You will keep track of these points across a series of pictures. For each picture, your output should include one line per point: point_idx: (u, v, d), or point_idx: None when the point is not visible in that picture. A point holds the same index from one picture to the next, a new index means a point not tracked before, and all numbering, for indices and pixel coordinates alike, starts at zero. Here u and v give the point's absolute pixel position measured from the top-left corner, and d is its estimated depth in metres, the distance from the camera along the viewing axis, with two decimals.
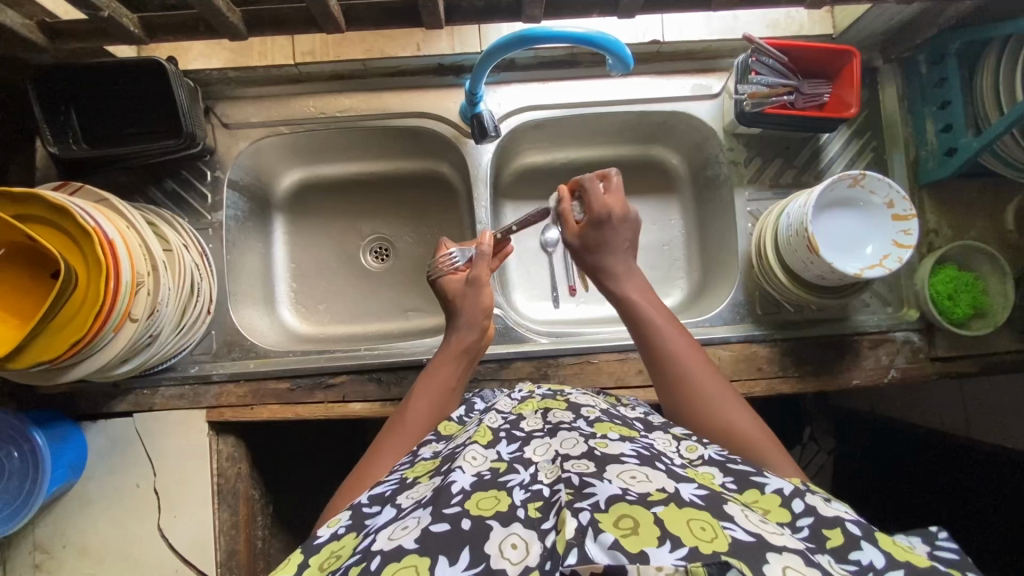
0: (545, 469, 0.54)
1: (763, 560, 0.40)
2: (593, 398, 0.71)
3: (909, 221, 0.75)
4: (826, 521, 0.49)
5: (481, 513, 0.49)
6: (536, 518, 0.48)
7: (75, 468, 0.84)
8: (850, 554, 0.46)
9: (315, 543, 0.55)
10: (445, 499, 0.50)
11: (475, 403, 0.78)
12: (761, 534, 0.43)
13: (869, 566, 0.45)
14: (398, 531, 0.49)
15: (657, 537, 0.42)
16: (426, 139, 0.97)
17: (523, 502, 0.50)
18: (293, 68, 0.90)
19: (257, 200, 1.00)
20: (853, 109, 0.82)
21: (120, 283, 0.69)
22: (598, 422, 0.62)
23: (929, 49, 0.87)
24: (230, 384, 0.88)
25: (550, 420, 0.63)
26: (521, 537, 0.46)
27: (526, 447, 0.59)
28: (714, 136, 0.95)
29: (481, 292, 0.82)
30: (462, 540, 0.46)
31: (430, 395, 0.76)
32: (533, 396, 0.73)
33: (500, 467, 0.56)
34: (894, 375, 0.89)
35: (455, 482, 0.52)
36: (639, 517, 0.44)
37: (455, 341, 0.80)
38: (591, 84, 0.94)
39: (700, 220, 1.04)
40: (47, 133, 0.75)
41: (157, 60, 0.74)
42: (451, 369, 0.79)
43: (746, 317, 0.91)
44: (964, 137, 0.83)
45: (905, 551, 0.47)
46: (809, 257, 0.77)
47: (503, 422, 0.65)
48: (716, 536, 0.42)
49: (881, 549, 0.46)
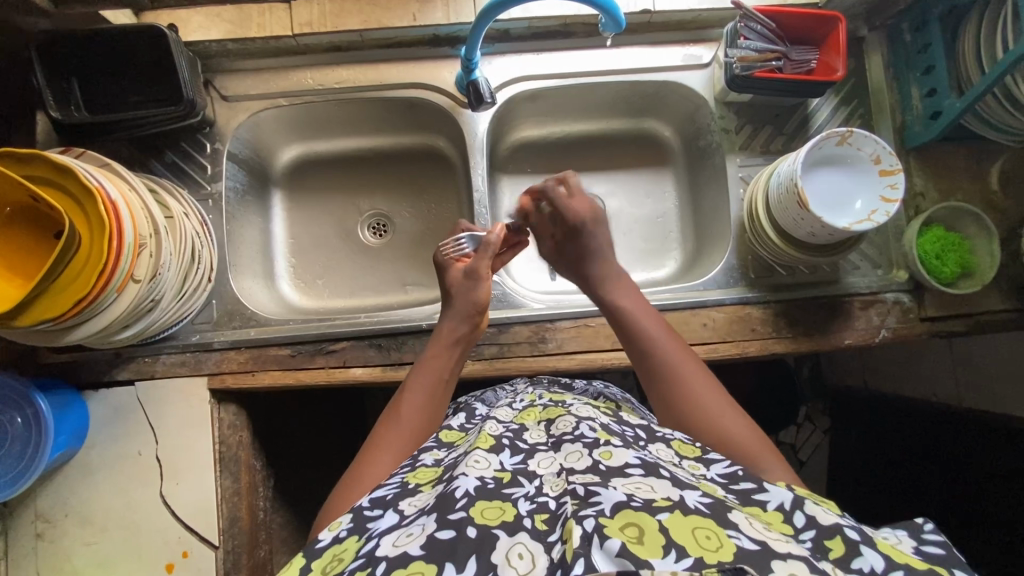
0: (551, 481, 0.55)
1: (768, 568, 0.41)
2: (595, 410, 0.71)
3: (896, 175, 0.77)
4: (825, 531, 0.49)
5: (486, 522, 0.50)
6: (543, 530, 0.49)
7: (77, 436, 0.84)
8: (851, 562, 0.46)
9: (317, 547, 0.54)
10: (450, 505, 0.51)
11: (475, 410, 0.80)
12: (766, 543, 0.44)
13: (871, 573, 0.45)
14: (402, 538, 0.50)
15: (662, 546, 0.43)
16: (423, 112, 0.99)
17: (529, 513, 0.51)
18: (291, 40, 0.91)
19: (255, 174, 1.01)
20: (840, 73, 0.84)
21: (123, 243, 0.69)
22: (601, 428, 0.64)
23: (912, 17, 0.90)
24: (232, 351, 0.89)
25: (554, 432, 0.65)
26: (527, 547, 0.47)
27: (531, 460, 0.61)
28: (705, 105, 0.97)
29: (478, 285, 0.82)
30: (469, 548, 0.47)
31: (420, 391, 0.74)
32: (534, 405, 0.75)
33: (503, 477, 0.57)
34: (885, 336, 0.91)
35: (460, 487, 0.54)
36: (645, 525, 0.45)
37: (446, 330, 0.80)
38: (584, 55, 0.95)
39: (693, 192, 1.06)
40: (49, 98, 0.76)
41: (157, 26, 0.75)
42: (445, 361, 0.78)
43: (740, 281, 0.93)
44: (947, 99, 0.86)
45: (902, 554, 0.49)
46: (799, 214, 0.79)
47: (505, 431, 0.67)
48: (722, 545, 0.43)
49: (881, 554, 0.47)
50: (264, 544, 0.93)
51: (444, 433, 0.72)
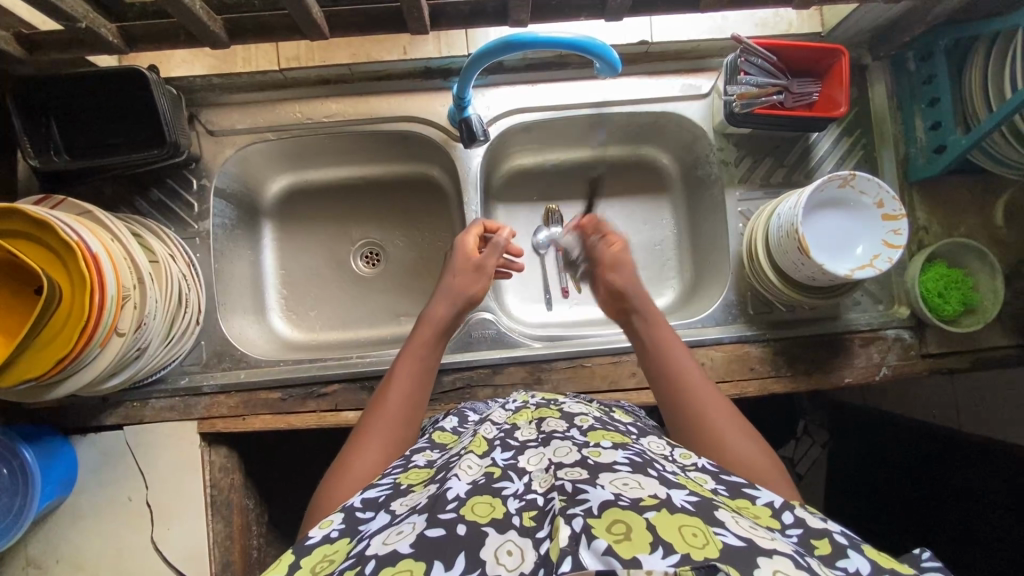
0: (540, 477, 0.53)
1: (753, 563, 0.40)
2: (586, 406, 0.71)
3: (898, 221, 0.76)
4: (813, 531, 0.49)
5: (477, 519, 0.48)
6: (531, 526, 0.47)
7: (66, 484, 0.83)
8: (837, 560, 0.46)
9: (307, 544, 0.51)
10: (441, 505, 0.49)
11: (468, 415, 0.76)
12: (751, 538, 0.43)
13: (855, 573, 0.45)
14: (393, 536, 0.47)
15: (649, 543, 0.41)
16: (415, 144, 0.97)
17: (517, 511, 0.49)
18: (278, 74, 0.89)
19: (244, 207, 0.98)
20: (842, 108, 0.82)
21: (105, 297, 0.68)
22: (591, 430, 0.61)
23: (918, 47, 0.87)
24: (222, 395, 0.88)
25: (544, 429, 0.63)
26: (516, 544, 0.45)
27: (520, 456, 0.57)
28: (704, 136, 0.95)
29: (481, 279, 0.82)
30: (458, 545, 0.45)
31: (409, 379, 0.73)
32: (527, 406, 0.72)
33: (494, 472, 0.54)
34: (885, 373, 0.90)
35: (451, 489, 0.51)
36: (632, 523, 0.43)
37: (434, 315, 0.79)
38: (579, 86, 0.93)
39: (691, 219, 1.04)
40: (28, 147, 0.74)
41: (138, 69, 0.73)
42: (429, 350, 0.76)
43: (738, 317, 0.91)
44: (953, 135, 0.83)
45: (888, 560, 0.47)
46: (799, 258, 0.77)
47: (497, 432, 0.63)
48: (708, 542, 0.42)
49: (866, 558, 0.46)
50: None
51: (438, 435, 0.68)
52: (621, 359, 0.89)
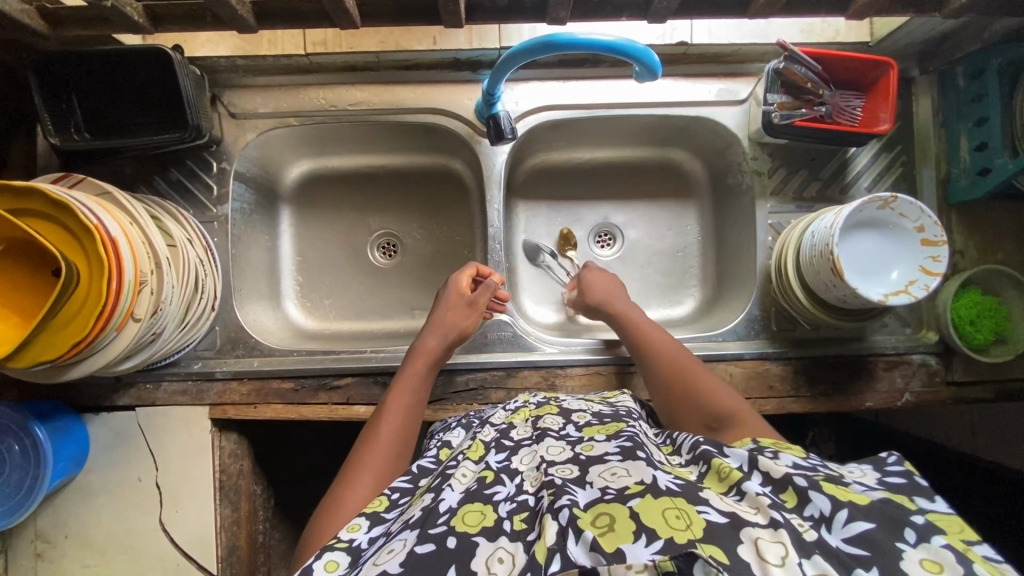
0: (530, 477, 0.52)
1: (736, 541, 0.39)
2: (585, 402, 0.69)
3: (938, 247, 0.73)
4: (779, 484, 0.45)
5: (467, 529, 0.46)
6: (522, 530, 0.46)
7: (76, 461, 0.83)
8: (803, 509, 0.43)
9: None
10: (432, 519, 0.47)
11: (474, 423, 0.72)
12: (735, 513, 0.41)
13: (821, 519, 0.42)
14: (382, 556, 0.45)
15: (633, 532, 0.40)
16: (439, 136, 0.95)
17: (508, 514, 0.48)
18: (303, 58, 0.86)
19: (262, 192, 0.97)
20: (886, 125, 0.79)
21: (123, 283, 0.67)
22: (586, 425, 0.60)
23: (970, 62, 0.82)
24: (234, 381, 0.87)
25: (539, 426, 0.62)
26: (507, 551, 0.44)
27: (514, 457, 0.56)
28: (739, 144, 0.92)
29: (473, 315, 0.82)
30: (448, 559, 0.43)
31: (402, 411, 0.70)
32: (526, 406, 0.71)
33: (488, 476, 0.53)
34: (908, 399, 0.88)
35: (444, 500, 0.50)
36: (615, 513, 0.42)
37: (423, 349, 0.78)
38: (612, 86, 0.90)
39: (717, 227, 1.01)
40: (48, 123, 0.73)
41: (163, 49, 0.71)
42: (421, 380, 0.75)
43: (761, 333, 0.89)
44: (1000, 158, 0.79)
45: (848, 492, 0.43)
46: (831, 279, 0.75)
47: (494, 433, 0.63)
48: (691, 523, 0.40)
49: (825, 494, 0.43)
50: (262, 567, 0.94)
51: (443, 452, 0.65)
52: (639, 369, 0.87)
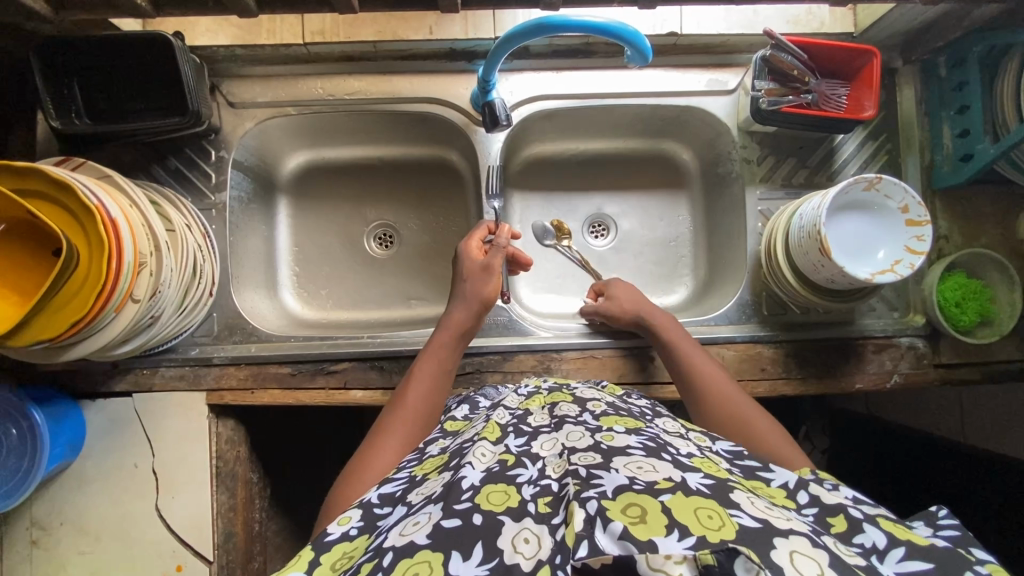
0: (552, 463, 0.52)
1: (770, 545, 0.39)
2: (597, 392, 0.70)
3: (922, 226, 0.75)
4: (828, 508, 0.48)
5: (492, 508, 0.46)
6: (546, 513, 0.46)
7: (73, 447, 0.83)
8: (853, 537, 0.45)
9: (326, 540, 0.51)
10: (456, 495, 0.48)
11: (478, 402, 0.76)
12: (768, 519, 0.42)
13: (872, 548, 0.43)
14: (409, 528, 0.46)
15: (665, 526, 0.40)
16: (435, 126, 0.96)
17: (532, 497, 0.48)
18: (302, 48, 0.88)
19: (260, 181, 0.98)
20: (870, 111, 0.81)
21: (122, 263, 0.67)
22: (604, 415, 0.61)
23: (951, 52, 0.85)
24: (231, 367, 0.88)
25: (556, 414, 0.62)
26: (533, 531, 0.44)
27: (534, 442, 0.57)
28: (728, 133, 0.94)
29: (492, 278, 0.81)
30: (475, 535, 0.44)
31: (428, 377, 0.74)
32: (539, 392, 0.71)
33: (508, 459, 0.53)
34: (897, 381, 0.89)
35: (465, 478, 0.50)
36: (647, 505, 0.42)
37: (455, 317, 0.79)
38: (604, 75, 0.92)
39: (708, 217, 1.03)
40: (50, 107, 0.74)
41: (164, 34, 0.72)
42: (451, 351, 0.77)
43: (752, 317, 0.91)
44: (981, 143, 0.82)
45: (905, 531, 0.45)
46: (818, 259, 0.77)
47: (511, 417, 0.63)
48: (724, 524, 0.40)
49: (882, 530, 0.45)
50: (259, 555, 0.93)
51: (449, 424, 0.69)
52: (633, 353, 0.89)
